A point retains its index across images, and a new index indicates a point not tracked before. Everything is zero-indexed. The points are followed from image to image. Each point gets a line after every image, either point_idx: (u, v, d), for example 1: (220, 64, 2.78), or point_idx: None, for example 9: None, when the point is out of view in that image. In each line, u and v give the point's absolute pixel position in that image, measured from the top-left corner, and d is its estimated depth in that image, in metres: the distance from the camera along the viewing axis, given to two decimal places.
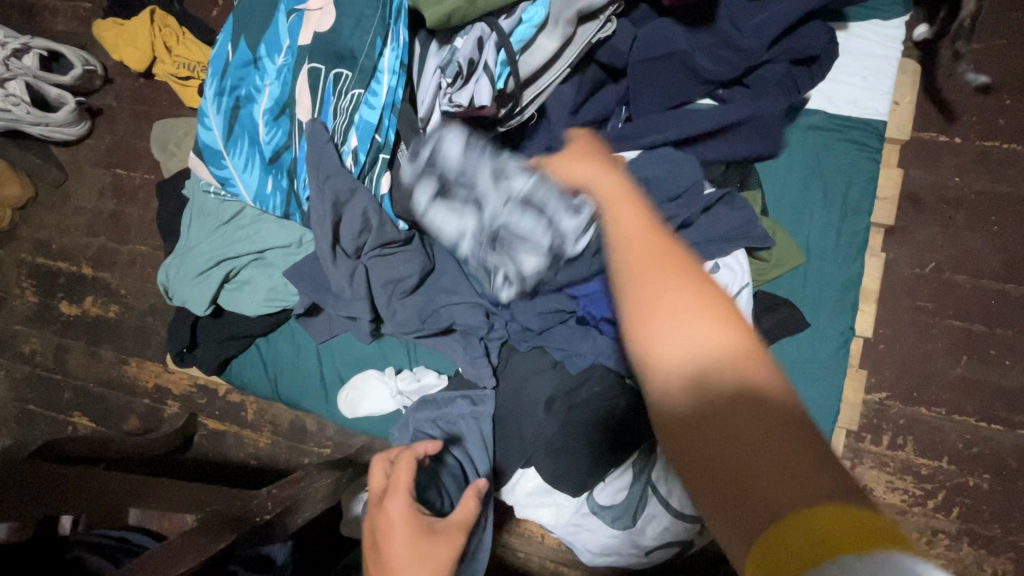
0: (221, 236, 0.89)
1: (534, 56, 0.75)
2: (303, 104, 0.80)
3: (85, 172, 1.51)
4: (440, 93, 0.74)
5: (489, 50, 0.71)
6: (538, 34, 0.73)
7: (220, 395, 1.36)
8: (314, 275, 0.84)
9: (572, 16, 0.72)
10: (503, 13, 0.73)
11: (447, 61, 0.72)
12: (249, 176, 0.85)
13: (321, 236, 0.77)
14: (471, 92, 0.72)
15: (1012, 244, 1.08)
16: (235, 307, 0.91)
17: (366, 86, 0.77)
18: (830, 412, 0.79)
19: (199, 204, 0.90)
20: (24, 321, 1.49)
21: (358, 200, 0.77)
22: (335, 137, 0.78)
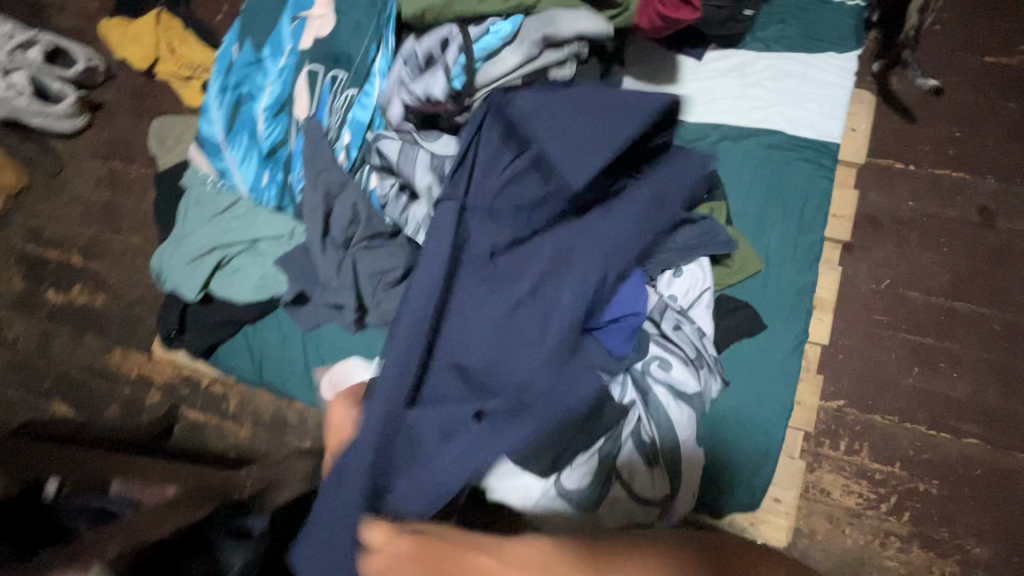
0: (216, 224, 0.93)
1: (494, 66, 0.78)
2: (300, 103, 0.85)
3: (80, 164, 1.54)
4: (401, 85, 0.81)
5: (452, 50, 0.78)
6: (503, 46, 0.78)
7: (203, 385, 1.38)
8: (304, 265, 0.89)
9: (537, 38, 0.76)
10: (474, 22, 0.79)
11: (411, 55, 0.80)
12: (246, 168, 0.90)
13: (313, 225, 0.82)
14: (425, 87, 0.79)
15: (959, 265, 1.16)
16: (225, 292, 0.94)
17: (359, 88, 0.83)
18: (784, 409, 0.85)
19: (196, 193, 0.94)
20: (8, 307, 1.50)
21: (348, 195, 0.82)
22: (329, 134, 0.83)
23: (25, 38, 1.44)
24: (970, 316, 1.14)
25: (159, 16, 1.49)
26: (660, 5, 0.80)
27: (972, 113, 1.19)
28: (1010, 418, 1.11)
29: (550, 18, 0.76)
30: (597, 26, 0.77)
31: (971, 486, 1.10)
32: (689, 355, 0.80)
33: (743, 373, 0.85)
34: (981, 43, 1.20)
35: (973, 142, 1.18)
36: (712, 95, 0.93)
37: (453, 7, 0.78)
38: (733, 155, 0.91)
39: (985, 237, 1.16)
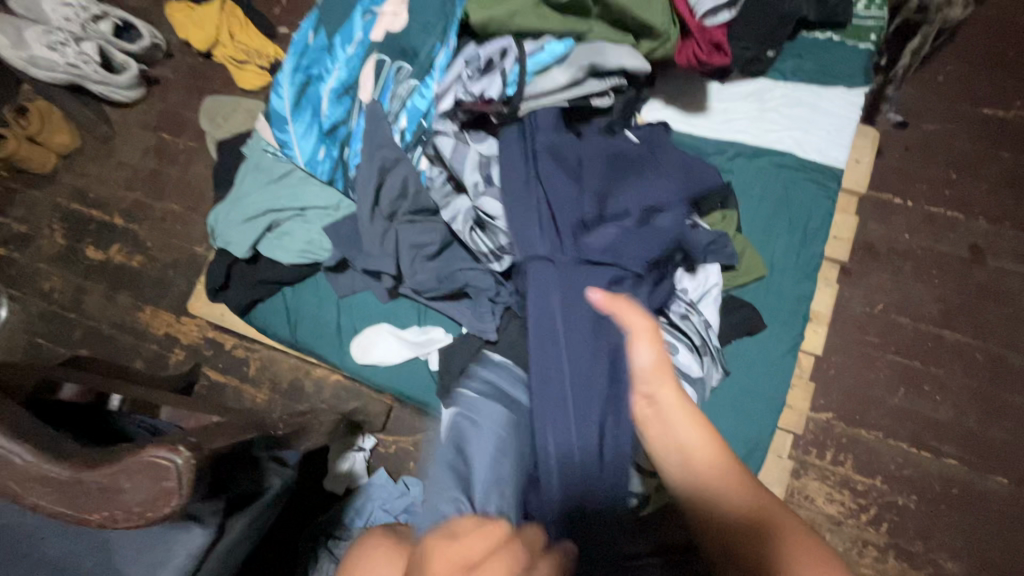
0: (272, 190, 1.01)
1: (543, 81, 0.86)
2: (366, 87, 0.94)
3: (131, 132, 1.64)
4: (459, 81, 0.87)
5: (509, 59, 0.85)
6: (555, 65, 0.85)
7: (226, 349, 1.45)
8: (350, 233, 0.97)
9: (584, 65, 0.84)
10: (532, 38, 0.86)
11: (475, 58, 0.87)
12: (306, 142, 0.99)
13: (365, 196, 0.91)
14: (483, 87, 0.85)
15: (948, 297, 1.24)
16: (272, 253, 1.02)
17: (421, 80, 0.91)
18: (775, 404, 0.92)
19: (256, 161, 1.03)
20: (48, 260, 1.58)
21: (398, 171, 0.91)
22: (389, 117, 0.92)
23: (98, 10, 1.55)
24: (956, 345, 1.22)
25: (223, 5, 1.60)
26: (698, 50, 0.91)
27: (968, 159, 1.29)
28: (988, 443, 1.18)
29: (599, 51, 0.84)
30: (637, 64, 0.85)
31: (948, 503, 1.16)
32: (694, 343, 0.87)
33: (741, 368, 0.93)
34: (979, 97, 1.31)
35: (968, 185, 1.28)
36: (731, 116, 1.03)
37: (514, 19, 0.85)
38: (747, 172, 1.00)
39: (973, 273, 1.25)
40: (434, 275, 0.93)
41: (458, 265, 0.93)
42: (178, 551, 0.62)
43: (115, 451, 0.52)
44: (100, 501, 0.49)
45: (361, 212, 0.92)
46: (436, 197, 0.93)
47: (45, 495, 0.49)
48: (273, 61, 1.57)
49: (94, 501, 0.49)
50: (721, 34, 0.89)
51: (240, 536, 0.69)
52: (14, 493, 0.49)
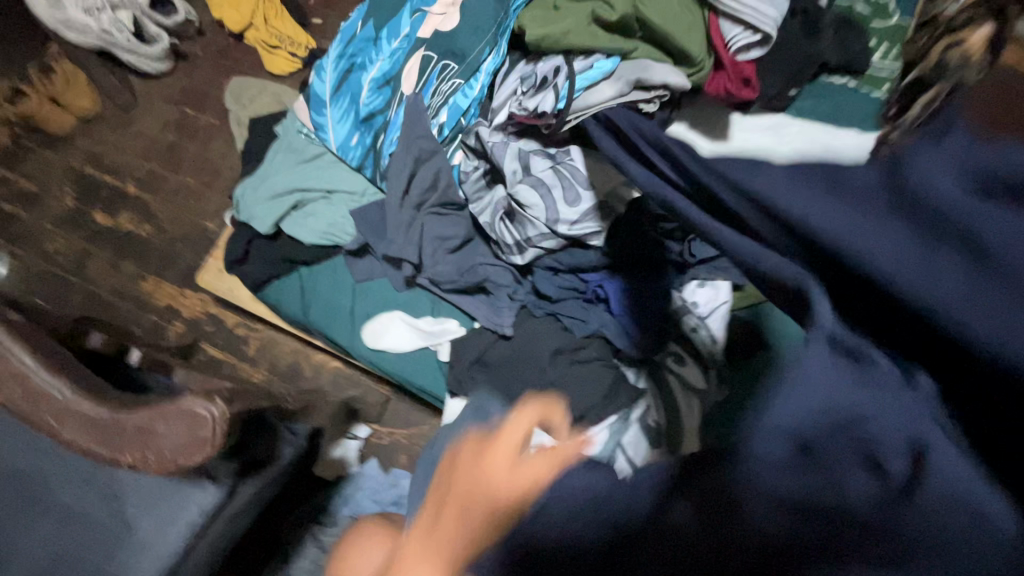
0: (301, 170, 1.03)
1: (592, 95, 0.85)
2: (409, 80, 0.98)
3: (154, 104, 1.65)
4: (513, 97, 0.90)
5: (561, 76, 0.87)
6: (603, 81, 0.85)
7: (227, 326, 1.44)
8: (376, 220, 0.99)
9: (632, 79, 0.84)
10: (582, 54, 0.89)
11: (529, 75, 0.90)
12: (342, 126, 1.02)
13: (397, 184, 0.94)
14: (537, 102, 0.87)
15: None
16: (293, 231, 1.03)
17: (465, 80, 0.95)
18: None
19: (288, 142, 1.05)
20: (55, 221, 1.57)
21: (432, 163, 0.94)
22: (428, 111, 0.96)
23: None
24: None
25: None
26: (728, 82, 0.95)
27: None
28: None
29: (644, 66, 0.85)
30: (682, 81, 0.85)
31: None
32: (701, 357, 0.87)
33: None
34: None
35: None
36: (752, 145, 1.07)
37: (567, 37, 0.88)
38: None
39: None
40: (455, 266, 0.95)
41: (480, 259, 0.96)
42: (189, 509, 0.63)
43: (149, 398, 0.53)
44: (134, 443, 0.50)
45: (389, 199, 0.95)
46: (465, 193, 0.95)
47: (80, 431, 0.50)
48: (304, 49, 1.60)
49: (127, 442, 0.50)
50: (750, 70, 0.95)
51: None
52: (51, 427, 0.50)
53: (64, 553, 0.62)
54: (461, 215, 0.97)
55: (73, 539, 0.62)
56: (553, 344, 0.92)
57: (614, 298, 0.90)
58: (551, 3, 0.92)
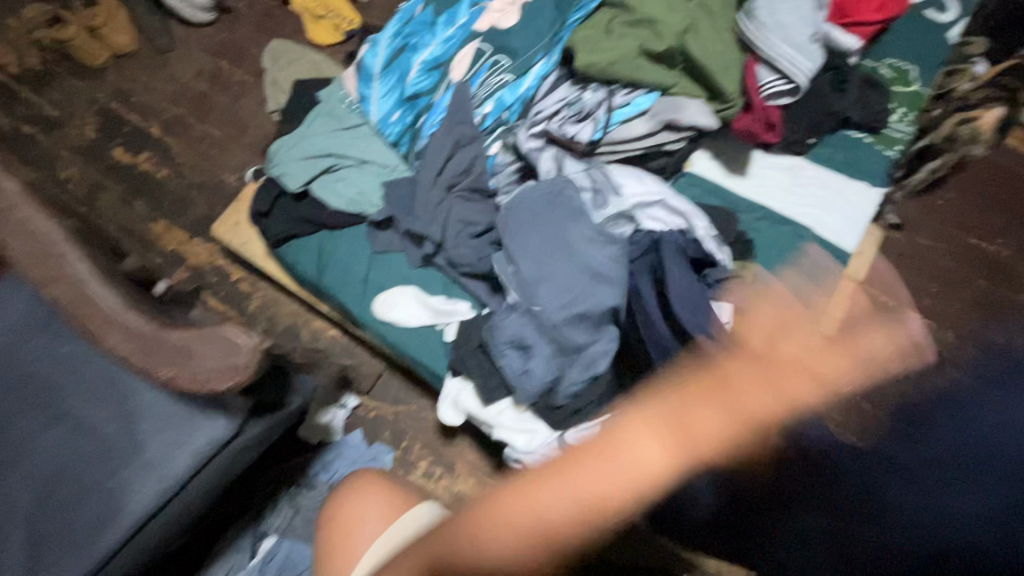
0: (339, 136, 1.06)
1: (624, 130, 0.95)
2: (459, 67, 1.01)
3: (191, 51, 1.66)
4: (554, 117, 0.97)
5: (602, 109, 0.95)
6: (637, 117, 0.95)
7: (230, 279, 1.45)
8: (404, 194, 1.02)
9: (663, 120, 0.94)
10: (625, 89, 0.96)
11: (574, 102, 0.97)
12: (385, 101, 1.05)
13: (432, 164, 0.98)
14: (576, 131, 0.96)
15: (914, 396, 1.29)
16: (321, 194, 1.05)
17: (515, 77, 1.00)
18: None
19: (330, 107, 1.09)
20: (72, 149, 1.57)
21: (468, 150, 0.98)
22: (473, 101, 1.00)
23: None
24: None
25: None
26: (753, 124, 1.00)
27: (952, 279, 1.37)
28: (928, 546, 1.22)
29: (678, 108, 0.93)
30: (709, 123, 0.93)
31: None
32: None
33: None
34: (976, 226, 1.41)
35: (948, 300, 1.36)
36: (766, 183, 1.12)
37: (613, 68, 0.93)
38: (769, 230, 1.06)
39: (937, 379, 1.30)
40: (476, 251, 0.97)
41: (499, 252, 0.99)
42: (197, 438, 0.64)
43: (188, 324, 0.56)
44: (169, 360, 0.53)
45: (421, 178, 0.99)
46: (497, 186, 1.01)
47: (123, 341, 0.53)
48: (348, 23, 1.63)
49: (162, 359, 0.53)
50: (777, 115, 0.99)
51: (257, 441, 0.70)
52: (95, 332, 0.53)
53: (74, 460, 0.65)
54: (487, 204, 1.00)
55: (81, 449, 0.65)
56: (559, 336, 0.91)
57: (631, 314, 0.91)
58: (603, 27, 0.96)
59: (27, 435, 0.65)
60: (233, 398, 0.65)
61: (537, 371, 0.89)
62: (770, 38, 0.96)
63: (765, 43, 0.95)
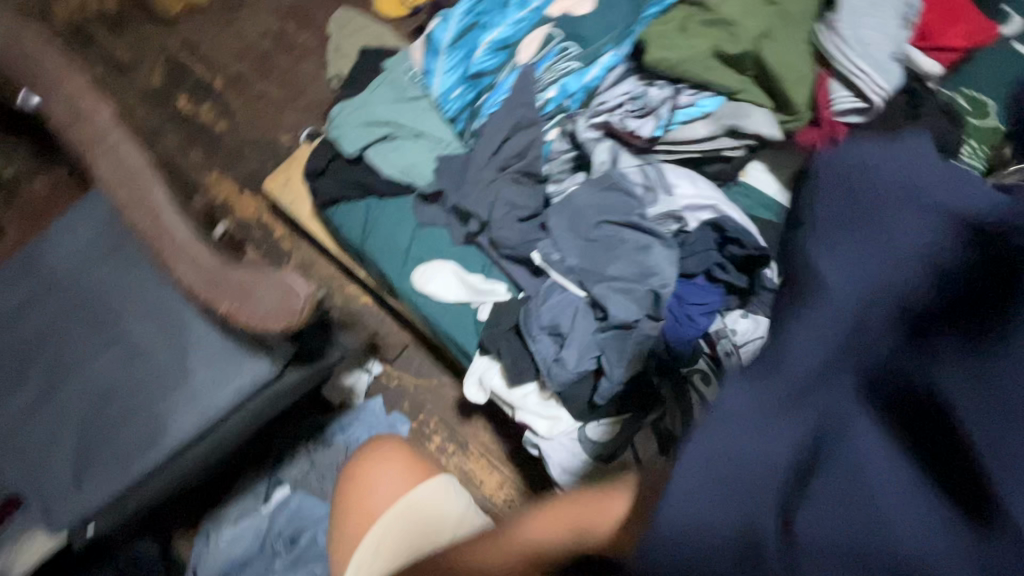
0: (399, 107, 1.08)
1: (685, 130, 0.94)
2: (526, 50, 1.02)
3: (261, 10, 1.70)
4: (616, 110, 0.97)
5: (666, 107, 0.95)
6: (700, 119, 0.94)
7: (273, 236, 1.49)
8: (455, 169, 1.02)
9: (726, 124, 0.92)
10: (691, 91, 0.95)
11: (639, 97, 0.97)
12: (449, 77, 1.06)
13: (488, 143, 0.98)
14: (638, 125, 0.94)
15: None
16: (374, 161, 1.07)
17: (581, 66, 1.00)
18: None
19: (394, 77, 1.10)
20: (139, 93, 1.62)
21: (525, 132, 0.98)
22: (536, 85, 1.00)
23: None
24: None
25: None
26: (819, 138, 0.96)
27: None
28: None
29: (743, 114, 0.92)
30: (773, 134, 0.92)
31: None
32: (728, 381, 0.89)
33: None
34: None
35: None
36: None
37: (682, 67, 0.93)
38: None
39: None
40: (519, 235, 0.98)
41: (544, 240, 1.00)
42: (243, 377, 0.67)
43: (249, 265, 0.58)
44: (227, 294, 0.55)
45: (474, 156, 1.00)
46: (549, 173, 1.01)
47: (188, 271, 0.56)
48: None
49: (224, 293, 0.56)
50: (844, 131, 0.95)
51: (293, 389, 0.69)
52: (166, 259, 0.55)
53: (126, 382, 0.68)
54: (537, 190, 1.00)
55: (133, 375, 0.69)
56: (593, 328, 0.90)
57: (669, 317, 0.90)
58: (679, 25, 0.95)
59: (88, 353, 0.70)
60: (275, 345, 0.67)
61: (567, 362, 0.89)
62: (848, 52, 0.94)
63: (845, 58, 0.93)
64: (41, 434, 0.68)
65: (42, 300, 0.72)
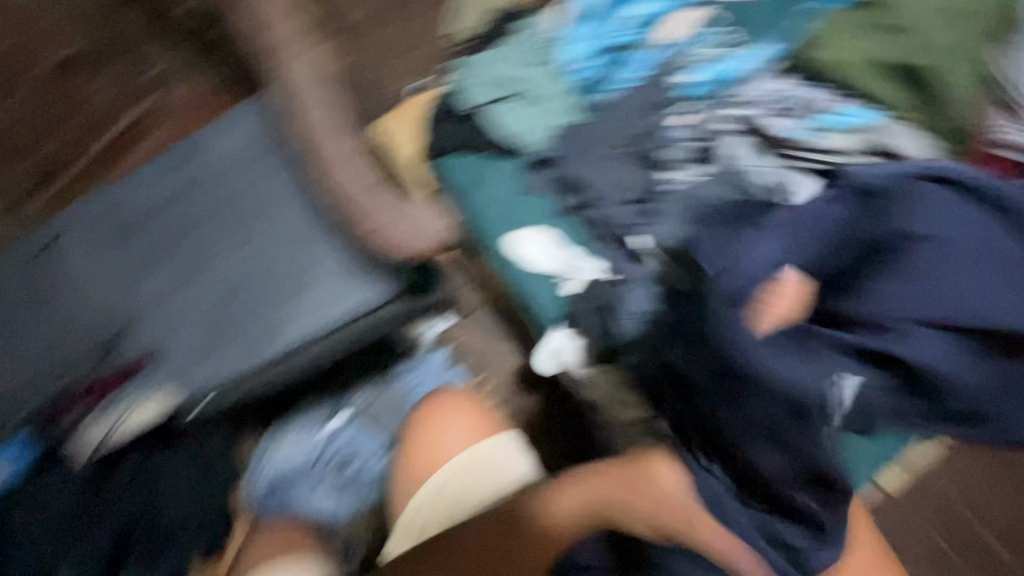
0: (525, 68, 1.07)
1: (824, 139, 0.90)
2: (670, 29, 1.01)
3: None
4: (751, 106, 0.94)
5: (807, 113, 0.92)
6: (842, 130, 0.90)
7: None
8: (575, 142, 1.01)
9: (871, 141, 0.88)
10: (837, 100, 0.92)
11: (780, 97, 0.93)
12: (583, 44, 1.04)
13: (614, 118, 0.99)
14: (773, 125, 0.92)
15: None
16: (489, 118, 1.06)
17: (723, 54, 0.98)
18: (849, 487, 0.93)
19: (525, 38, 1.09)
20: None
21: (651, 116, 0.97)
22: (673, 65, 0.98)
23: None
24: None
25: None
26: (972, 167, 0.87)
27: None
28: None
29: (890, 135, 0.88)
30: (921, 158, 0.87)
31: None
32: None
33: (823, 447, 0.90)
34: None
35: None
36: None
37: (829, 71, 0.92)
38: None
39: None
40: (629, 216, 0.96)
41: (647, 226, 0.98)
42: (351, 297, 0.80)
43: None
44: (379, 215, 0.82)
45: (595, 131, 1.00)
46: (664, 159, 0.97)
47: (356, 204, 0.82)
48: None
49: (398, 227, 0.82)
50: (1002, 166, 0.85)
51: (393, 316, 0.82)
52: None
53: (258, 275, 0.83)
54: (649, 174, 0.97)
55: (253, 276, 0.83)
56: None
57: None
58: (836, 29, 0.93)
59: (228, 242, 0.85)
60: (386, 278, 0.80)
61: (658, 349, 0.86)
62: None
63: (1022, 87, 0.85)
64: (185, 303, 0.84)
65: (195, 186, 0.88)
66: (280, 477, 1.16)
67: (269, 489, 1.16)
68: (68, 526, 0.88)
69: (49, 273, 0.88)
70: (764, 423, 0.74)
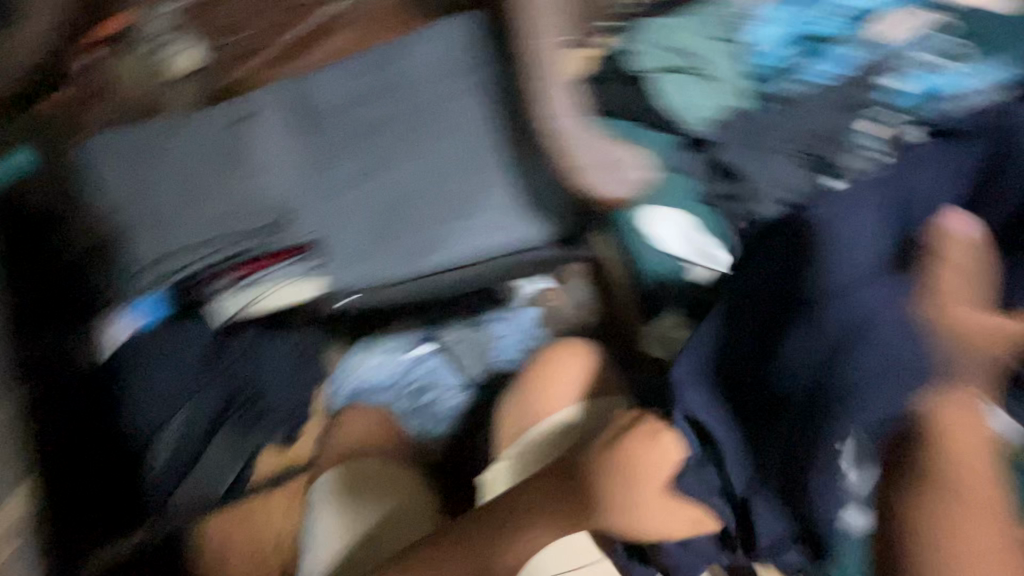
0: (710, 40, 1.01)
1: None
2: (888, 29, 0.96)
3: None
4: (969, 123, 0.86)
5: None
6: None
7: None
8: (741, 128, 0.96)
9: None
10: None
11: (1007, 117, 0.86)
12: (779, 30, 1.00)
13: (803, 110, 0.94)
14: None
15: None
16: (660, 83, 1.00)
17: (943, 63, 0.93)
18: None
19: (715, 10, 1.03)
20: None
21: (841, 116, 0.93)
22: (883, 66, 0.94)
23: None
24: None
25: None
26: None
27: None
28: None
29: None
30: None
31: None
32: None
33: None
34: None
35: None
36: None
37: None
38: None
39: None
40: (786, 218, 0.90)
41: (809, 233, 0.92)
42: (516, 233, 0.90)
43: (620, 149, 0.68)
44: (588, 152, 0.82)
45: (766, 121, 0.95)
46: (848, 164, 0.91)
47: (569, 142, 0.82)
48: None
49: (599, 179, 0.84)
50: None
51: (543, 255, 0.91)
52: None
53: (432, 193, 0.93)
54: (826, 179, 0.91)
55: (433, 190, 0.92)
56: None
57: None
58: None
59: (409, 156, 0.94)
60: (554, 222, 0.91)
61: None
62: None
63: None
64: (363, 202, 0.94)
65: (387, 93, 0.96)
66: (357, 392, 1.11)
67: (347, 399, 1.10)
68: (190, 380, 0.97)
69: (242, 137, 0.97)
70: (813, 373, 0.65)
